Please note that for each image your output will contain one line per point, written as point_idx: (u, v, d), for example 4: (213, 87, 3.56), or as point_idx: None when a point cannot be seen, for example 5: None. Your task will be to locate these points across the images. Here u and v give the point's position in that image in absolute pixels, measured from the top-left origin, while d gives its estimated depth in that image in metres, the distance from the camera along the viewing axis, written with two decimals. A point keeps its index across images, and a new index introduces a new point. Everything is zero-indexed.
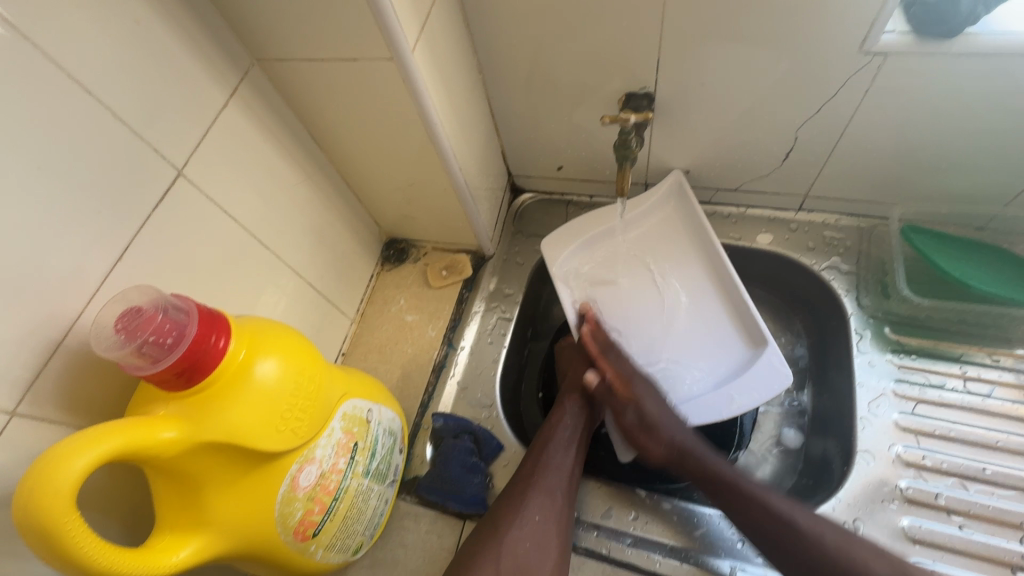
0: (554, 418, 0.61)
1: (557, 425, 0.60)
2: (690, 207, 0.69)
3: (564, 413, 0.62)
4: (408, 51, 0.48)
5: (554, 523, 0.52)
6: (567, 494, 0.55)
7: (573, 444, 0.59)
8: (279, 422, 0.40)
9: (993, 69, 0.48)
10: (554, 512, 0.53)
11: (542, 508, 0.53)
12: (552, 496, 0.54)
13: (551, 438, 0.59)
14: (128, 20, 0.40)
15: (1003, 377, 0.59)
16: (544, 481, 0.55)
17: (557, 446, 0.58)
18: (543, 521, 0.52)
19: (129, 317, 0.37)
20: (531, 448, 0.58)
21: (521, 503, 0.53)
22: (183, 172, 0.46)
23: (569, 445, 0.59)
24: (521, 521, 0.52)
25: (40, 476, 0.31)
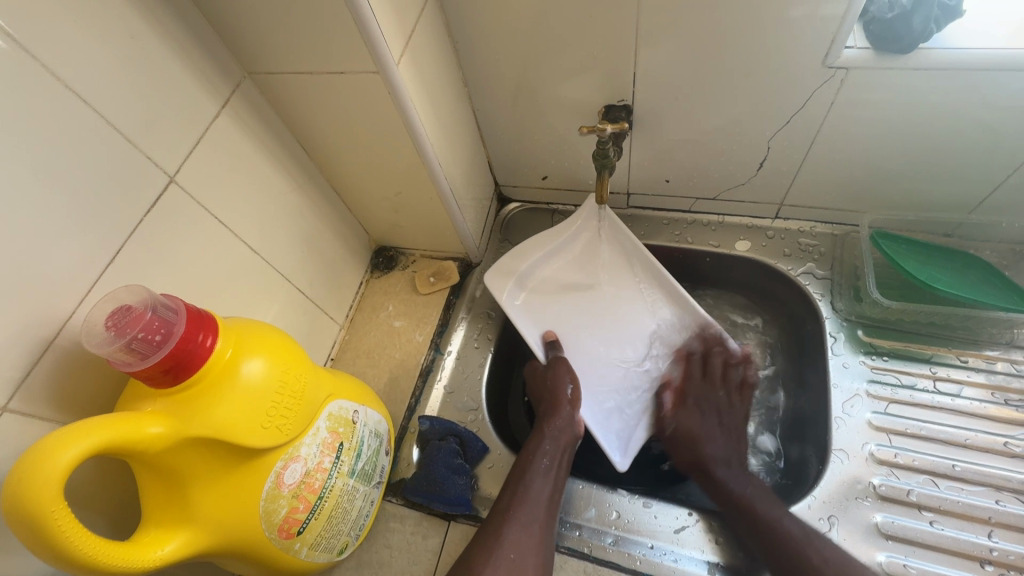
0: (531, 446, 0.60)
1: (535, 452, 0.59)
2: (618, 230, 0.72)
3: (543, 439, 0.60)
4: (392, 64, 0.50)
5: (530, 559, 0.51)
6: (546, 527, 0.53)
7: (551, 474, 0.57)
8: (265, 420, 0.42)
9: (949, 82, 0.51)
10: (529, 547, 0.51)
11: (517, 544, 0.51)
12: (528, 530, 0.52)
13: (529, 466, 0.57)
14: (123, 34, 0.42)
15: (972, 377, 0.61)
16: (521, 513, 0.53)
17: (535, 476, 0.57)
18: (518, 558, 0.50)
19: (119, 316, 0.38)
20: (511, 477, 0.57)
21: (497, 538, 0.52)
22: (175, 179, 0.48)
23: (548, 473, 0.57)
24: (494, 560, 0.50)
25: (27, 469, 0.32)
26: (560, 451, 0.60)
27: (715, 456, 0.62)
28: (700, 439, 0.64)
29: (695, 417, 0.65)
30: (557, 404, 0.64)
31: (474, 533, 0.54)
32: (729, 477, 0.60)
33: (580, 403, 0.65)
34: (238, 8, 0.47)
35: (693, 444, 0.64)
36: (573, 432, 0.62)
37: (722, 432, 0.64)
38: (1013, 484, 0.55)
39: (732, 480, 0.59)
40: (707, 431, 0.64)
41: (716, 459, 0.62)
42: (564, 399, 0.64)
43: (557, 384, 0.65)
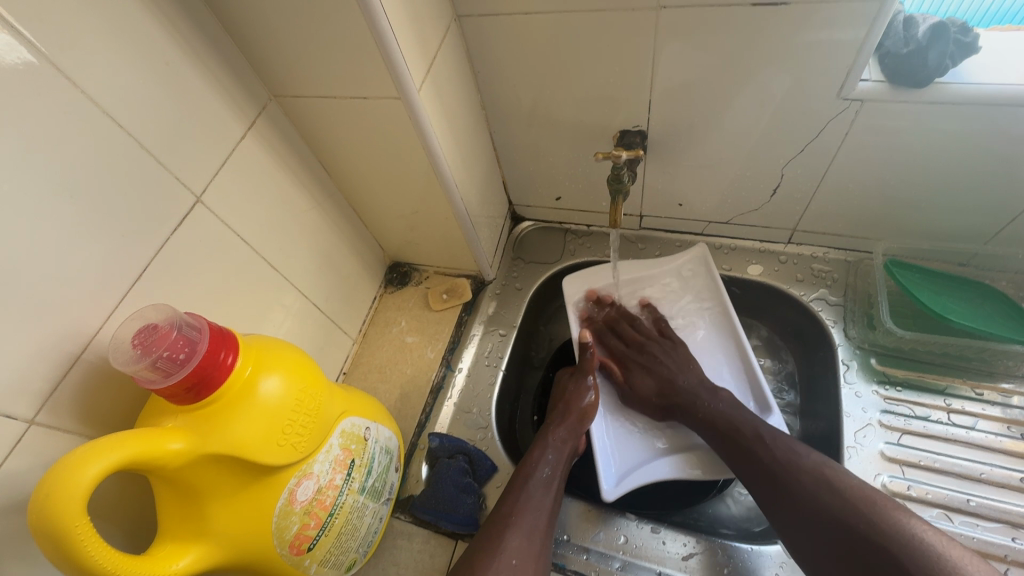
0: (533, 455, 0.60)
1: (538, 461, 0.59)
2: (712, 278, 0.73)
3: (546, 449, 0.60)
4: (414, 90, 0.51)
5: (531, 567, 0.50)
6: (543, 538, 0.53)
7: (551, 487, 0.57)
8: (280, 437, 0.42)
9: (964, 116, 0.51)
10: (530, 556, 0.51)
11: (519, 550, 0.50)
12: (531, 539, 0.52)
13: (532, 474, 0.57)
14: (157, 61, 0.44)
15: (987, 410, 0.60)
16: (524, 520, 0.53)
17: (537, 484, 0.56)
18: (521, 563, 0.50)
19: (146, 334, 0.39)
20: (511, 485, 0.56)
21: (498, 542, 0.51)
22: (201, 199, 0.50)
23: (549, 485, 0.57)
24: (497, 564, 0.49)
25: (54, 483, 0.32)
26: (560, 462, 0.60)
27: (681, 386, 0.65)
28: (662, 380, 0.66)
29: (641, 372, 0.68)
30: (562, 413, 0.64)
31: (472, 540, 0.53)
32: (698, 401, 0.62)
33: (590, 419, 0.64)
34: (267, 36, 0.49)
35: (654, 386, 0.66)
36: (574, 448, 0.63)
37: (673, 369, 0.66)
38: None
39: (706, 401, 0.62)
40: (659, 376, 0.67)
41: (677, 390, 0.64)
42: (575, 409, 0.64)
43: (576, 396, 0.66)
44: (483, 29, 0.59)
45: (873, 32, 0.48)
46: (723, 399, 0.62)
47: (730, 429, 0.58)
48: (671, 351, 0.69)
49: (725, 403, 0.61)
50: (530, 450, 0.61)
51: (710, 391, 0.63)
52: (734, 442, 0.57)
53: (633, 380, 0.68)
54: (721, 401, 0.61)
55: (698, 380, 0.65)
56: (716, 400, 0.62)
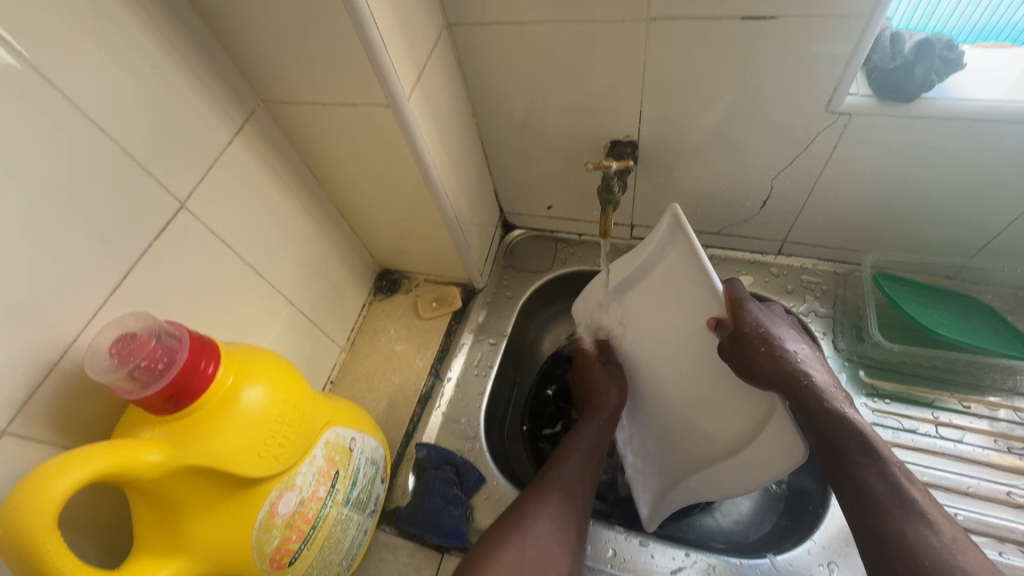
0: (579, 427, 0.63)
1: (580, 433, 0.62)
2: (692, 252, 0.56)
3: (587, 422, 0.63)
4: (403, 98, 0.51)
5: (571, 528, 0.54)
6: (583, 502, 0.56)
7: (595, 457, 0.61)
8: (262, 448, 0.41)
9: (950, 130, 0.51)
10: (571, 517, 0.54)
11: (559, 511, 0.54)
12: (571, 503, 0.55)
13: (573, 445, 0.61)
14: (144, 65, 0.44)
15: (974, 424, 0.61)
16: (565, 482, 0.57)
17: (579, 454, 0.60)
18: (561, 524, 0.53)
19: (123, 343, 0.38)
20: (558, 453, 0.60)
21: (544, 498, 0.55)
22: (186, 205, 0.49)
23: (591, 455, 0.60)
24: (541, 522, 0.53)
25: (22, 499, 0.31)
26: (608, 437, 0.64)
27: (789, 352, 0.52)
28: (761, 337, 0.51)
29: (737, 353, 0.51)
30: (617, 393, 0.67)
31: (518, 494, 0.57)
32: (807, 370, 0.51)
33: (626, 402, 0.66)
34: (256, 40, 0.49)
35: (750, 354, 0.50)
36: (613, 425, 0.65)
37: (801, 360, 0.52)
38: (1018, 536, 0.54)
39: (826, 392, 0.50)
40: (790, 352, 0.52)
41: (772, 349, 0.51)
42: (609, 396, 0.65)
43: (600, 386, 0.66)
44: (475, 38, 0.59)
45: (861, 48, 0.48)
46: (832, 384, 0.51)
47: (869, 465, 0.46)
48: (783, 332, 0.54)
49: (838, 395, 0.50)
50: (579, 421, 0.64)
51: (812, 363, 0.52)
52: (865, 478, 0.46)
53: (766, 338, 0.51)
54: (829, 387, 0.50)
55: (801, 351, 0.53)
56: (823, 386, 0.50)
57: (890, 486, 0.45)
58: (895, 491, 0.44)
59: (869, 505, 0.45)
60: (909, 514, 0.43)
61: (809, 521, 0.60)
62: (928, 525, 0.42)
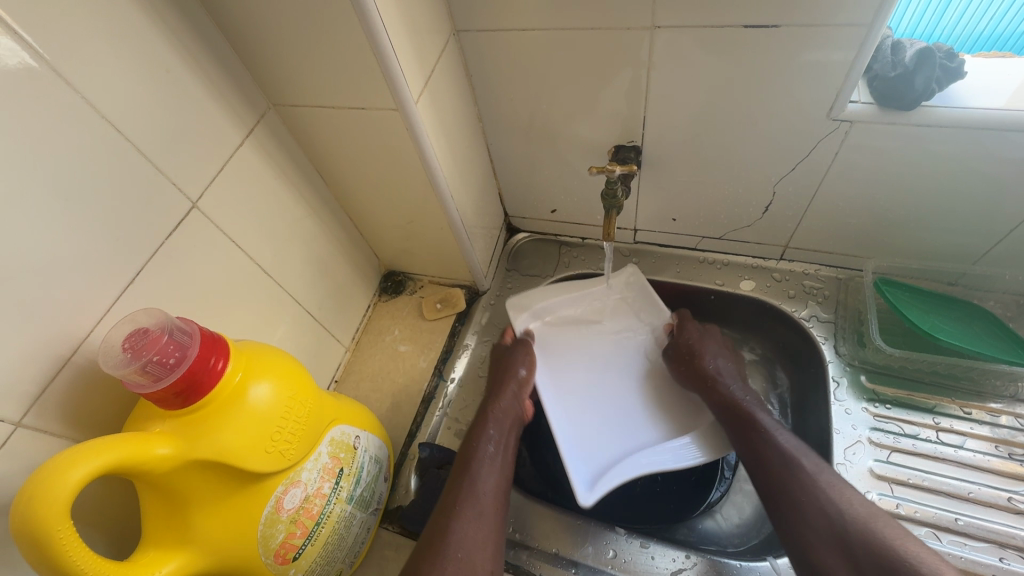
0: (475, 433, 0.60)
1: (482, 438, 0.59)
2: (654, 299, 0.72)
3: (489, 425, 0.61)
4: (411, 102, 0.52)
5: (478, 555, 0.50)
6: (491, 519, 0.53)
7: (499, 460, 0.58)
8: (268, 444, 0.42)
9: (950, 138, 0.52)
10: (479, 543, 0.51)
11: (466, 540, 0.50)
12: (477, 525, 0.52)
13: (475, 454, 0.58)
14: (159, 69, 0.45)
15: (975, 430, 0.61)
16: (470, 513, 0.53)
17: (481, 464, 0.57)
18: (467, 555, 0.50)
19: (136, 338, 0.39)
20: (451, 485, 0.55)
21: (444, 535, 0.51)
22: (197, 205, 0.50)
23: (493, 461, 0.58)
24: (444, 561, 0.49)
25: (37, 490, 0.32)
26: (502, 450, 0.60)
27: (716, 367, 0.64)
28: (698, 351, 0.66)
29: (679, 359, 0.67)
30: (504, 412, 0.63)
31: (421, 534, 0.52)
32: (723, 384, 0.63)
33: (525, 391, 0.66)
34: (268, 44, 0.50)
35: (689, 352, 0.66)
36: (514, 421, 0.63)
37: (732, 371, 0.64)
38: (1018, 542, 0.54)
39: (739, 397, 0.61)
40: (720, 361, 0.65)
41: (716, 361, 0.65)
42: (509, 388, 0.65)
43: (510, 371, 0.67)
44: (482, 44, 0.60)
45: (862, 55, 0.49)
46: (748, 391, 0.62)
47: (764, 442, 0.56)
48: (717, 349, 0.66)
49: (749, 395, 0.61)
50: (468, 446, 0.59)
51: (737, 382, 0.63)
52: (762, 452, 0.55)
53: (706, 345, 0.66)
54: (748, 394, 0.62)
55: (727, 370, 0.64)
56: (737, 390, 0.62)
57: (783, 457, 0.54)
58: (785, 458, 0.54)
59: (766, 472, 0.54)
60: (795, 476, 0.52)
61: None
62: (806, 477, 0.52)
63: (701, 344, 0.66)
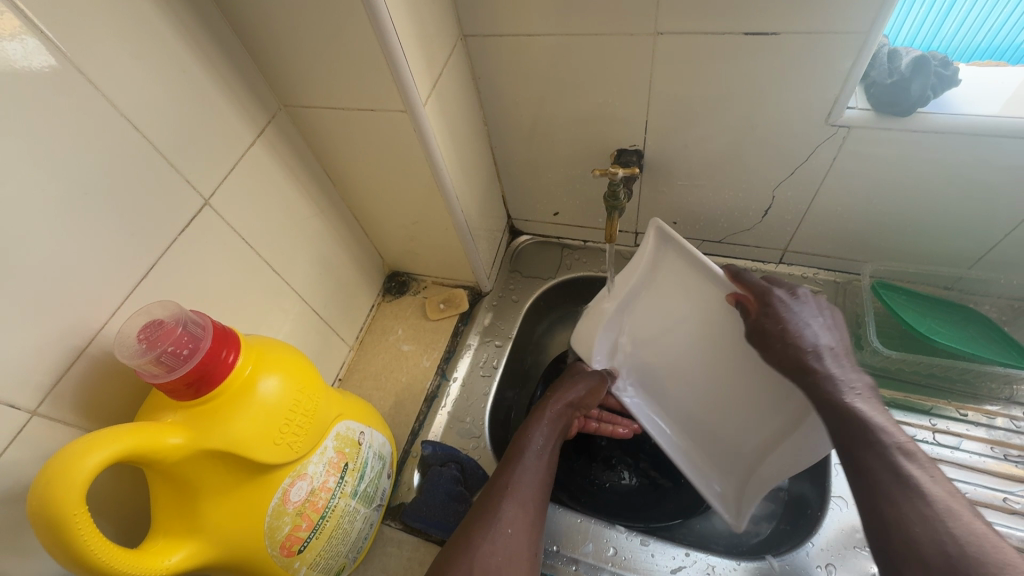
0: (527, 427, 0.62)
1: (531, 433, 0.61)
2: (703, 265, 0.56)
3: (539, 421, 0.63)
4: (419, 104, 0.53)
5: (525, 537, 0.52)
6: (537, 507, 0.55)
7: (546, 456, 0.60)
8: (277, 435, 0.43)
9: (945, 144, 0.53)
10: (526, 525, 0.53)
11: (514, 519, 0.52)
12: (524, 508, 0.54)
13: (525, 446, 0.60)
14: (175, 69, 0.46)
15: (971, 431, 0.62)
16: (517, 496, 0.54)
17: (530, 456, 0.59)
18: (515, 533, 0.52)
19: (151, 329, 0.40)
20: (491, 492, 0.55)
21: (492, 513, 0.53)
22: (209, 202, 0.51)
23: (541, 455, 0.59)
24: (493, 535, 0.51)
25: (54, 473, 0.33)
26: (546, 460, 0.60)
27: (810, 338, 0.50)
28: (788, 332, 0.50)
29: (760, 339, 0.52)
30: (556, 414, 0.64)
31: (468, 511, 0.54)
32: (822, 362, 0.49)
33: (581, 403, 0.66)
34: (281, 46, 0.51)
35: (780, 335, 0.50)
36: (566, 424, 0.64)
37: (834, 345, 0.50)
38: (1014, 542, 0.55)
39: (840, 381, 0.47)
40: (817, 334, 0.51)
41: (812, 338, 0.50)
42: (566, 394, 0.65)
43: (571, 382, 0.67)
44: (488, 49, 0.61)
45: (858, 64, 0.50)
46: (854, 377, 0.48)
47: (868, 450, 0.43)
48: (807, 324, 0.51)
49: (858, 390, 0.47)
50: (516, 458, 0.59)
51: (836, 355, 0.50)
52: (865, 463, 0.43)
53: (796, 324, 0.51)
54: (847, 372, 0.48)
55: (827, 340, 0.51)
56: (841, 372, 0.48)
57: (892, 470, 0.42)
58: (893, 468, 0.42)
59: (871, 487, 0.42)
60: (908, 493, 0.41)
61: (808, 524, 0.61)
62: (923, 500, 0.40)
63: (790, 322, 0.50)
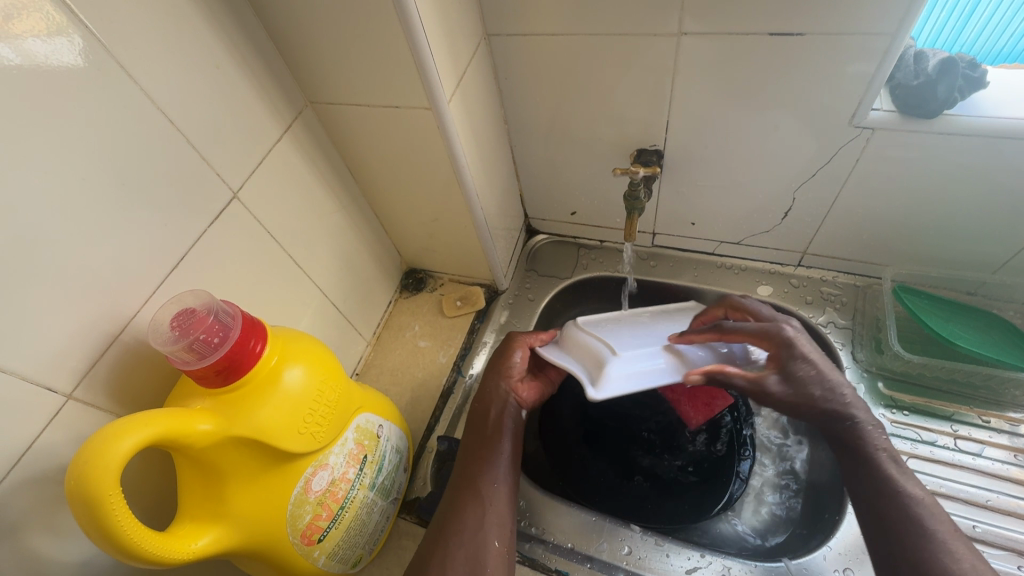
0: (470, 424, 0.59)
1: (476, 427, 0.58)
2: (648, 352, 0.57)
3: (480, 412, 0.59)
4: (444, 102, 0.54)
5: (485, 535, 0.50)
6: (498, 501, 0.52)
7: (492, 445, 0.56)
8: (300, 425, 0.44)
9: (973, 147, 0.53)
10: (486, 523, 0.50)
11: (471, 520, 0.50)
12: (479, 507, 0.51)
13: (469, 443, 0.57)
14: (210, 65, 0.47)
15: (994, 438, 0.61)
16: (473, 497, 0.52)
17: (477, 451, 0.56)
18: (475, 536, 0.49)
19: (184, 318, 0.42)
20: (459, 482, 0.54)
21: (452, 518, 0.51)
22: (237, 196, 0.52)
23: (487, 446, 0.56)
24: (449, 542, 0.49)
25: (89, 456, 0.34)
26: (510, 444, 0.57)
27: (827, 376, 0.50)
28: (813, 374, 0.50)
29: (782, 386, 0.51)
30: (491, 402, 0.60)
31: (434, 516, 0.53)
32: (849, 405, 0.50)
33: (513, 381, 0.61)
34: (309, 44, 0.52)
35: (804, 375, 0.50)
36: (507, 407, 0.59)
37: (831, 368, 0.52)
38: None
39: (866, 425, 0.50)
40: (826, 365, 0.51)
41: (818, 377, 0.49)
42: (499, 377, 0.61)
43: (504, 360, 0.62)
44: (512, 48, 0.62)
45: (883, 66, 0.50)
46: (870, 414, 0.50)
47: (887, 496, 0.46)
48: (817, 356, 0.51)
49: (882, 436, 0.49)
50: (477, 447, 0.56)
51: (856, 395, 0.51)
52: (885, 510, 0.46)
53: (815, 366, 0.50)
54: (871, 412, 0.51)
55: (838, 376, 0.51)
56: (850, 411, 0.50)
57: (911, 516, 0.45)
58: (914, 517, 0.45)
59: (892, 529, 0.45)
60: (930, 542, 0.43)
61: (825, 526, 0.61)
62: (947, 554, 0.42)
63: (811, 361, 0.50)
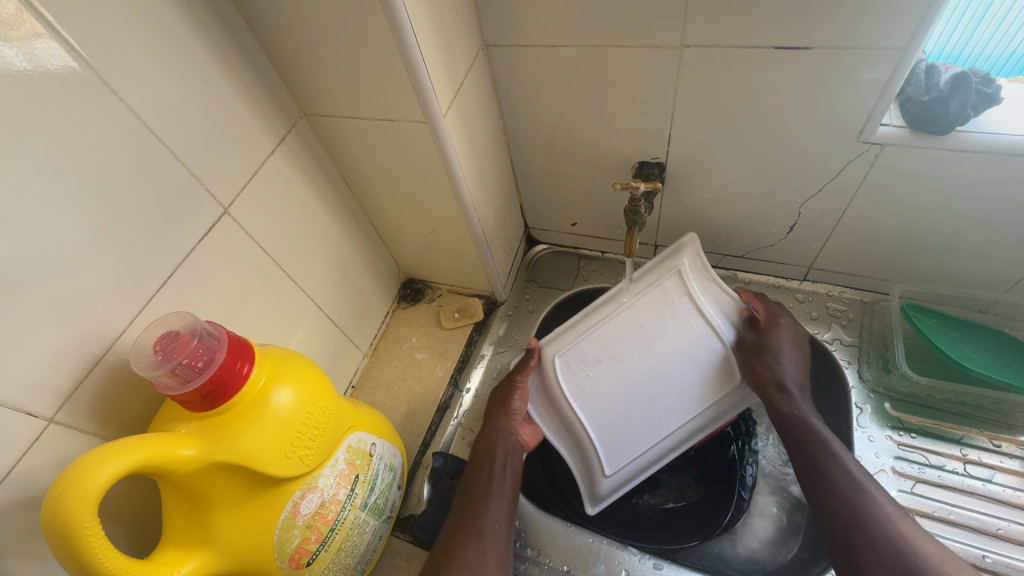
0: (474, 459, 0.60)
1: (479, 463, 0.60)
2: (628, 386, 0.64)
3: (483, 448, 0.61)
4: (440, 115, 0.53)
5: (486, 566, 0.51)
6: (500, 534, 0.54)
7: (495, 482, 0.58)
8: (288, 448, 0.43)
9: (986, 165, 0.51)
10: (487, 554, 0.52)
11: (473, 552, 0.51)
12: (480, 539, 0.53)
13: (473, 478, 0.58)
14: (199, 79, 0.46)
15: (1005, 463, 0.59)
16: (474, 529, 0.53)
17: (480, 485, 0.57)
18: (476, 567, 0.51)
19: (167, 341, 0.41)
20: (458, 518, 0.55)
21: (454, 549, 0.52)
22: (228, 211, 0.51)
23: (490, 481, 0.58)
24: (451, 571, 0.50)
25: (66, 488, 0.33)
26: (512, 480, 0.59)
27: (785, 374, 0.57)
28: (784, 375, 0.57)
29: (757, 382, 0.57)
30: (496, 437, 0.61)
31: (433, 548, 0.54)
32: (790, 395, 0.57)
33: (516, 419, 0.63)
34: (302, 56, 0.51)
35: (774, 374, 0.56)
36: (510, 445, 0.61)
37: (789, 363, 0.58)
38: None
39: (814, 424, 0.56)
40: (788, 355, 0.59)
41: (776, 379, 0.56)
42: (502, 414, 0.63)
43: (506, 399, 0.64)
44: (511, 59, 0.61)
45: (892, 82, 0.49)
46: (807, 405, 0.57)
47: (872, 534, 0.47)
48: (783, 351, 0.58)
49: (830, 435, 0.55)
50: (478, 480, 0.58)
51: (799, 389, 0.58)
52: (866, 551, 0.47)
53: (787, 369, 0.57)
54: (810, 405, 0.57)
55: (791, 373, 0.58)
56: (797, 404, 0.57)
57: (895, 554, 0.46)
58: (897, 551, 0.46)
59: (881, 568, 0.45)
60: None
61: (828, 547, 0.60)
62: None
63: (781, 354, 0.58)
